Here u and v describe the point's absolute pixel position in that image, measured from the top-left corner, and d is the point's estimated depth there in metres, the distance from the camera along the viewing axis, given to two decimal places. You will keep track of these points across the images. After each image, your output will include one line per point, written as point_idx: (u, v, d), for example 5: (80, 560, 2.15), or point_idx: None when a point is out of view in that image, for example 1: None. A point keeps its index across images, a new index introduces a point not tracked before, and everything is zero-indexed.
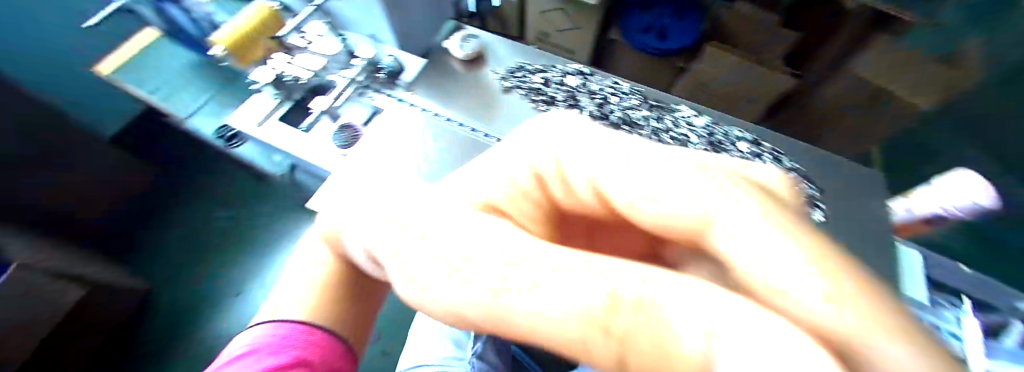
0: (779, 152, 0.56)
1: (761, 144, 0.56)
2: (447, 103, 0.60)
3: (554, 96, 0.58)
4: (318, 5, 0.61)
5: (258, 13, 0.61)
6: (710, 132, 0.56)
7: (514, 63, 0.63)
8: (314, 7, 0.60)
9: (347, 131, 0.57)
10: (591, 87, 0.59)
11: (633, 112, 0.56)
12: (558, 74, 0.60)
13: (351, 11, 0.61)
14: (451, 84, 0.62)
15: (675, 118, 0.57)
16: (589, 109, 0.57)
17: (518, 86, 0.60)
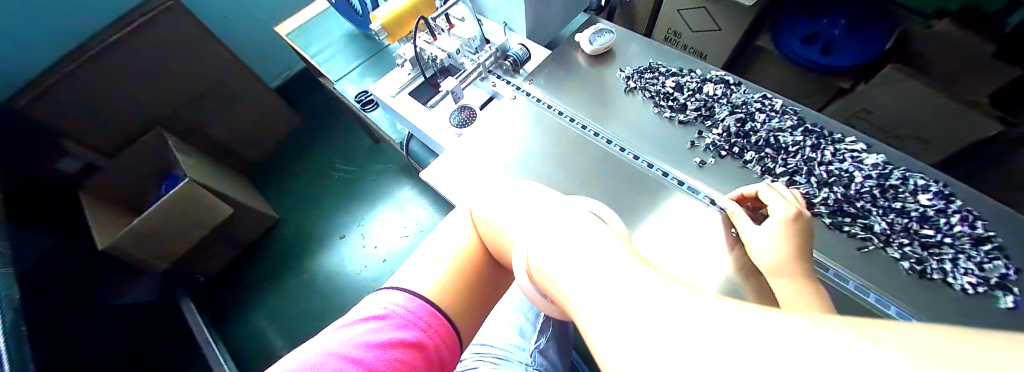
0: (978, 216, 0.42)
1: (955, 202, 0.43)
2: (559, 97, 0.59)
3: (677, 104, 0.53)
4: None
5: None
6: (877, 174, 0.44)
7: (646, 62, 0.58)
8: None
9: (470, 118, 0.60)
10: (734, 100, 0.51)
11: (774, 135, 0.48)
12: (687, 79, 0.55)
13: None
14: (572, 76, 0.61)
15: (828, 144, 0.47)
16: (715, 125, 0.50)
17: (636, 89, 0.56)
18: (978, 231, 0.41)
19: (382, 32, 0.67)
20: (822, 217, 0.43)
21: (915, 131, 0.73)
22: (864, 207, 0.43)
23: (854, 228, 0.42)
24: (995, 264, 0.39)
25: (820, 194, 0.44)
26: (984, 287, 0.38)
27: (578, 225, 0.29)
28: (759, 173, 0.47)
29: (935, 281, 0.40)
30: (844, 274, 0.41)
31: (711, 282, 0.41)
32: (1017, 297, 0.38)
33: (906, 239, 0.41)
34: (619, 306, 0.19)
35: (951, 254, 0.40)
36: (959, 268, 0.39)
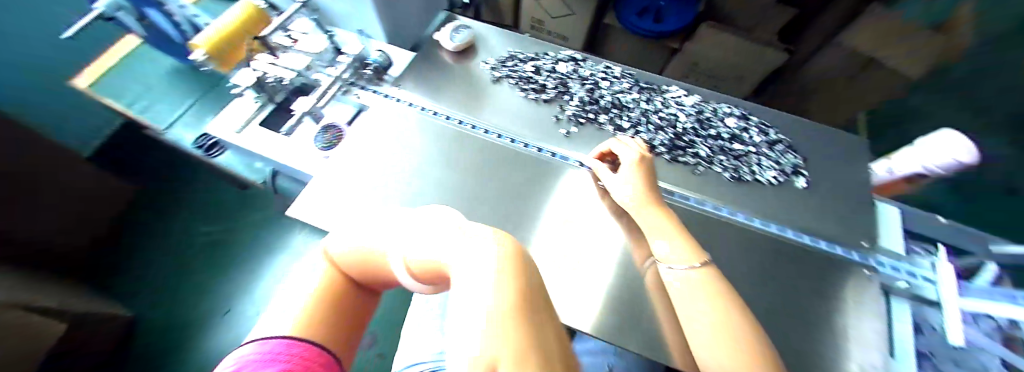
0: (767, 125, 0.57)
1: (749, 119, 0.57)
2: (434, 98, 0.60)
3: (539, 86, 0.59)
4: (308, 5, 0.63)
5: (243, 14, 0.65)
6: (693, 111, 0.57)
7: (503, 50, 0.62)
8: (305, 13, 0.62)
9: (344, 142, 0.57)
10: (583, 74, 0.59)
11: (618, 96, 0.57)
12: (544, 62, 0.61)
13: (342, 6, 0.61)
14: (441, 73, 0.61)
15: (658, 96, 0.58)
16: (573, 98, 0.58)
17: (502, 79, 0.60)
18: (769, 136, 0.55)
19: (201, 58, 0.61)
20: (664, 155, 0.53)
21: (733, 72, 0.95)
22: (691, 139, 0.54)
23: (689, 156, 0.53)
24: (782, 158, 0.54)
25: (659, 136, 0.54)
26: (784, 177, 0.53)
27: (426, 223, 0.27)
28: (614, 130, 0.55)
29: (749, 182, 0.53)
30: (695, 196, 0.51)
31: (605, 234, 0.50)
32: (807, 178, 0.53)
33: (725, 156, 0.53)
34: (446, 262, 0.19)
35: (753, 159, 0.54)
36: (759, 167, 0.53)
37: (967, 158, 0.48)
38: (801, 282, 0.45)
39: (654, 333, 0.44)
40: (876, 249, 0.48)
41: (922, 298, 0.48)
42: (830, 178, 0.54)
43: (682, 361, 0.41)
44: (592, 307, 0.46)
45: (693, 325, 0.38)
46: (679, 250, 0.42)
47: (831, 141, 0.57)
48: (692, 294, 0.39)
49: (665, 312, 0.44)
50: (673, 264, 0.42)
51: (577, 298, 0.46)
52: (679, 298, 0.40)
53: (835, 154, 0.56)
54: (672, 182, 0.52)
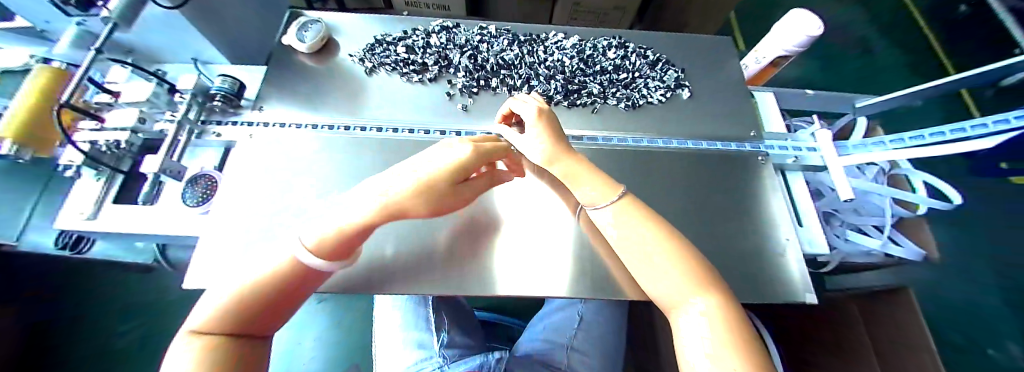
0: (643, 49, 0.60)
1: (627, 47, 0.60)
2: (310, 106, 0.54)
3: (419, 65, 0.56)
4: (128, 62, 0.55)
5: (37, 82, 0.56)
6: (576, 52, 0.58)
7: (372, 39, 0.60)
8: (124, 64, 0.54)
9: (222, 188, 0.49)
10: (460, 43, 0.58)
11: (500, 56, 0.57)
12: (419, 41, 0.59)
13: (171, 37, 0.54)
14: (309, 81, 0.56)
15: (539, 46, 0.59)
16: (457, 69, 0.56)
17: (380, 68, 0.57)
18: (648, 58, 0.59)
19: (23, 149, 0.53)
20: (562, 102, 0.53)
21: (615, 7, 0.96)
22: (580, 78, 0.55)
23: (584, 94, 0.54)
24: (666, 75, 0.57)
25: (552, 85, 0.54)
26: (671, 92, 0.56)
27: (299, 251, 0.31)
28: (504, 89, 0.55)
29: (645, 106, 0.55)
30: (602, 135, 0.51)
31: (528, 196, 0.49)
32: (689, 88, 0.57)
33: (615, 87, 0.55)
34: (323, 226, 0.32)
35: (640, 82, 0.56)
36: (648, 89, 0.56)
37: (817, 32, 0.51)
38: (714, 183, 0.49)
39: (605, 278, 0.43)
40: (762, 136, 0.53)
41: (810, 166, 0.52)
42: (711, 82, 0.58)
43: (633, 294, 0.42)
44: (540, 274, 0.42)
45: (632, 254, 0.38)
46: (599, 190, 0.42)
47: (704, 49, 0.62)
48: (625, 226, 0.39)
49: (606, 254, 0.44)
50: (602, 205, 0.41)
51: (523, 273, 0.42)
52: (615, 236, 0.40)
53: (710, 60, 0.61)
54: (578, 125, 0.52)
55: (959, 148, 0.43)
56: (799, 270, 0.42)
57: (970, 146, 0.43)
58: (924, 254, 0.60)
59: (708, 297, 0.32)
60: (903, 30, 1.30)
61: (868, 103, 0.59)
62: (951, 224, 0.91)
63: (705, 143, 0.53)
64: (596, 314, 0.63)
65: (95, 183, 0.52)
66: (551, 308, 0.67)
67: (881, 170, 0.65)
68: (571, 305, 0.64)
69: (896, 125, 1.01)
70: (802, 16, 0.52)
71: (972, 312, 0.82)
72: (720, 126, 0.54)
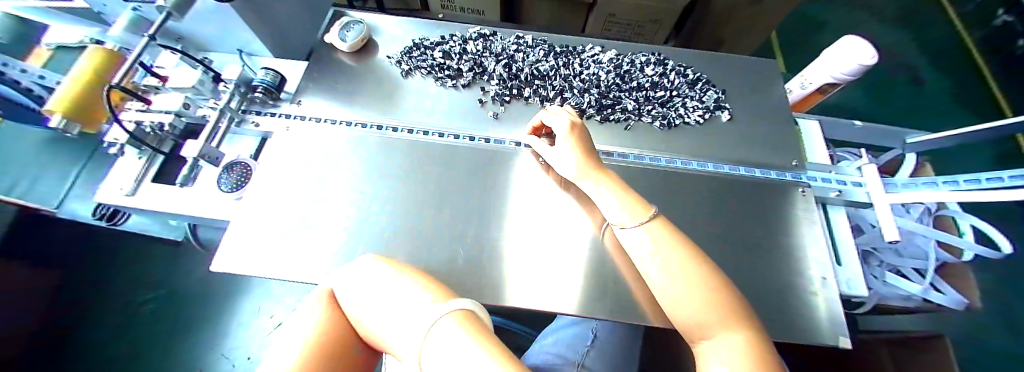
0: (681, 67, 0.59)
1: (665, 65, 0.59)
2: (345, 103, 0.55)
3: (454, 71, 0.57)
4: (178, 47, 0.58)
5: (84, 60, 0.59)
6: (612, 66, 0.57)
7: (409, 41, 0.61)
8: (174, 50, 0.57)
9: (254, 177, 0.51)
10: (496, 51, 0.59)
11: (535, 66, 0.57)
12: (456, 46, 0.59)
13: (221, 29, 0.56)
14: (347, 78, 0.57)
15: (575, 58, 0.58)
16: (491, 76, 0.56)
17: (416, 71, 0.57)
18: (687, 78, 0.58)
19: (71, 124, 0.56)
20: (595, 117, 0.53)
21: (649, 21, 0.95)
22: (616, 93, 0.54)
23: (618, 110, 0.53)
24: (703, 96, 0.56)
25: (586, 98, 0.54)
26: (708, 114, 0.54)
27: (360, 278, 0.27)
28: (537, 100, 0.55)
29: (679, 126, 0.54)
30: (634, 152, 0.50)
31: (554, 208, 0.48)
32: (729, 111, 0.55)
33: (651, 105, 0.54)
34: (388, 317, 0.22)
35: (678, 102, 0.55)
36: (685, 109, 0.54)
37: (870, 61, 0.49)
38: (749, 210, 0.47)
39: (628, 300, 0.42)
40: (804, 166, 0.51)
41: (855, 202, 0.49)
42: (751, 105, 0.56)
43: (654, 319, 0.40)
44: (563, 288, 0.42)
45: (660, 279, 0.36)
46: (630, 210, 0.41)
47: (743, 71, 0.61)
48: (653, 249, 0.38)
49: (629, 274, 0.44)
50: (630, 224, 0.40)
51: (542, 285, 0.42)
52: (641, 257, 0.39)
53: (749, 82, 0.59)
54: (609, 141, 0.51)
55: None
56: (835, 310, 0.40)
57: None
58: (966, 302, 0.56)
59: (737, 336, 0.30)
60: (951, 62, 1.23)
61: (921, 139, 0.56)
62: (993, 271, 0.85)
63: (740, 168, 0.51)
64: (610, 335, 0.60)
65: (138, 161, 0.55)
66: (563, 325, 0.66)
67: (925, 209, 0.61)
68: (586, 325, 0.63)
69: (939, 161, 0.96)
70: (854, 44, 0.50)
71: (1016, 369, 0.76)
72: (756, 152, 0.52)
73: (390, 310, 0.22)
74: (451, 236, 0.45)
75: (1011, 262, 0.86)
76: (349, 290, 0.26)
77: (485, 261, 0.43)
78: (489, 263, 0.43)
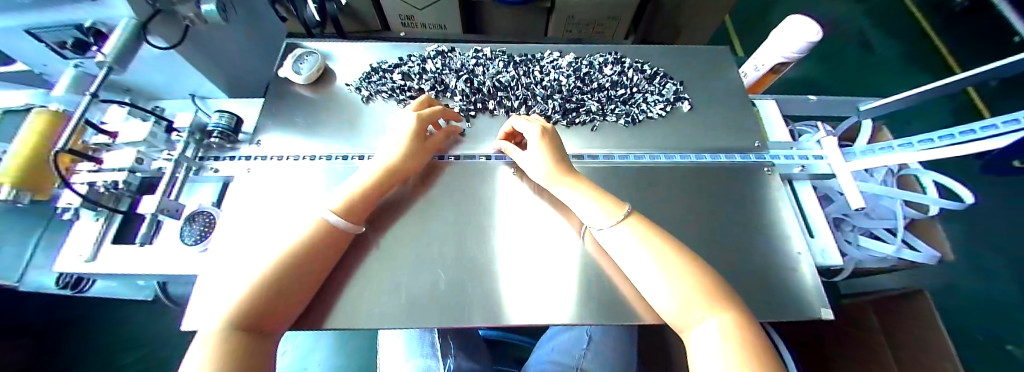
0: (639, 64, 0.60)
1: (623, 62, 0.60)
2: (308, 137, 0.54)
3: (415, 91, 0.57)
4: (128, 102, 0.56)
5: (35, 121, 0.54)
6: (571, 70, 0.58)
7: (367, 67, 0.60)
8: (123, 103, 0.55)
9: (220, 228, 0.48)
10: (455, 67, 0.58)
11: (496, 78, 0.57)
12: (415, 66, 0.59)
13: (167, 76, 0.54)
14: (306, 112, 0.56)
15: (535, 65, 0.59)
16: (454, 92, 0.56)
17: (377, 95, 0.57)
18: (646, 72, 0.59)
19: (20, 193, 0.51)
20: (561, 122, 0.53)
21: (609, 21, 0.97)
22: (578, 97, 0.55)
23: (582, 113, 0.53)
24: (664, 89, 0.57)
25: (549, 104, 0.54)
26: (670, 106, 0.55)
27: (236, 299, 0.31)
28: (502, 112, 0.55)
29: (644, 121, 0.54)
30: (604, 152, 0.51)
31: (533, 219, 0.48)
32: (689, 101, 0.56)
33: (614, 104, 0.55)
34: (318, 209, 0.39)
35: (639, 97, 0.55)
36: (647, 104, 0.55)
37: (815, 38, 0.51)
38: (720, 195, 0.48)
39: (614, 302, 0.42)
40: (767, 145, 0.53)
41: (818, 175, 0.51)
42: (711, 92, 0.58)
43: (645, 315, 0.40)
44: (550, 298, 0.41)
45: (643, 275, 0.36)
46: (605, 209, 0.41)
47: (699, 59, 0.62)
48: (633, 246, 0.38)
49: (614, 274, 0.44)
50: (607, 225, 0.40)
51: (528, 297, 0.41)
52: (622, 256, 0.38)
53: (707, 69, 0.61)
54: (579, 144, 0.52)
55: (970, 150, 0.42)
56: (814, 281, 0.41)
57: (980, 148, 0.42)
58: (940, 256, 0.58)
59: (718, 317, 0.31)
60: (897, 25, 1.30)
61: (873, 106, 0.59)
62: (960, 220, 0.89)
63: (708, 156, 0.52)
64: (604, 333, 0.60)
65: (93, 224, 0.52)
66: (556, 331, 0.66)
67: (887, 171, 0.64)
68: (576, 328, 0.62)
69: (897, 122, 1.00)
70: (797, 23, 0.52)
71: (994, 311, 0.80)
72: (722, 137, 0.53)
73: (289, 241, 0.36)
74: (432, 260, 0.44)
75: (976, 209, 0.90)
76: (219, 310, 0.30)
77: (468, 282, 0.43)
78: (473, 284, 0.42)
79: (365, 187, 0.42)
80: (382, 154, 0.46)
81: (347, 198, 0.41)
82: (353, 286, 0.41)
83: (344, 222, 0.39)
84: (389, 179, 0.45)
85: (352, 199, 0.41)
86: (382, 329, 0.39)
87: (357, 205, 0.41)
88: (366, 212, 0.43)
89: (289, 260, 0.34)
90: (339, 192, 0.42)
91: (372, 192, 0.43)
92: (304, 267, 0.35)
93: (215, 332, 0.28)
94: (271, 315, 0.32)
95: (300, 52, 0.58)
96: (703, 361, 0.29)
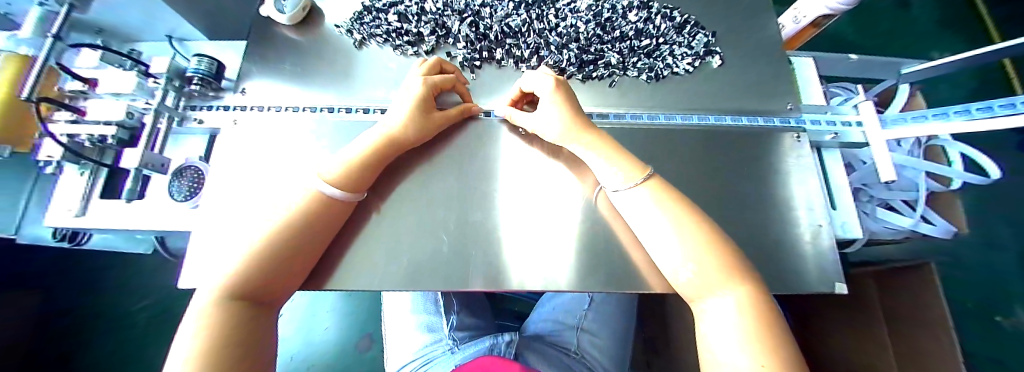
0: (668, 9, 0.54)
1: (650, 8, 0.53)
2: (299, 86, 0.49)
3: (415, 35, 0.51)
4: (99, 45, 0.50)
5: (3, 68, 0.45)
6: (591, 14, 0.52)
7: (360, 7, 0.53)
8: (93, 47, 0.49)
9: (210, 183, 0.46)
10: (458, 8, 0.52)
11: (505, 22, 0.51)
12: (413, 6, 0.53)
13: (134, 13, 0.48)
14: (295, 58, 0.51)
15: (549, 7, 0.52)
16: (457, 38, 0.51)
17: (372, 39, 0.51)
18: (674, 21, 0.52)
19: (4, 147, 0.46)
20: (576, 75, 0.49)
21: None
22: (599, 47, 0.50)
23: (600, 66, 0.49)
24: (693, 40, 0.51)
25: (564, 55, 0.49)
26: (699, 60, 0.50)
27: (230, 265, 0.28)
28: (512, 62, 0.50)
29: (667, 77, 0.49)
30: (617, 111, 0.47)
31: (543, 182, 0.45)
32: (719, 55, 0.51)
33: (636, 56, 0.50)
34: (311, 176, 0.36)
35: (664, 50, 0.50)
36: (673, 58, 0.50)
37: None
38: (744, 161, 0.45)
39: (624, 268, 0.40)
40: (799, 109, 0.48)
41: (850, 143, 0.47)
42: (743, 47, 0.52)
43: (652, 282, 0.39)
44: (555, 261, 0.40)
45: (656, 241, 0.34)
46: (621, 171, 0.38)
47: (733, 8, 0.55)
48: (648, 211, 0.35)
49: (623, 239, 0.42)
50: (623, 186, 0.37)
51: (533, 261, 0.40)
52: (636, 219, 0.36)
53: (740, 20, 0.54)
54: (595, 102, 0.47)
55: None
56: (831, 253, 0.40)
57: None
58: (955, 230, 0.57)
59: (737, 290, 0.29)
60: None
61: (916, 69, 0.53)
62: (977, 195, 0.87)
63: (735, 118, 0.48)
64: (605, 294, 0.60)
65: (78, 178, 0.49)
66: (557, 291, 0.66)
67: (917, 140, 0.60)
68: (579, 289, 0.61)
69: (928, 90, 0.94)
70: None
71: (996, 284, 0.80)
72: (752, 99, 0.49)
73: (279, 209, 0.33)
74: (435, 222, 0.42)
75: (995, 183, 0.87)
76: (213, 277, 0.28)
77: (474, 246, 0.41)
78: (478, 249, 0.41)
79: (367, 154, 0.39)
80: (385, 121, 0.41)
81: (346, 167, 0.37)
82: (358, 249, 0.40)
83: (343, 192, 0.36)
84: (389, 147, 0.41)
85: (350, 169, 0.37)
86: (384, 290, 0.38)
87: (357, 174, 0.38)
88: (369, 180, 0.40)
89: (290, 225, 0.32)
90: (336, 157, 0.38)
91: (373, 161, 0.39)
92: (306, 233, 0.33)
93: (211, 298, 0.26)
94: (273, 279, 0.30)
95: None
96: (715, 334, 0.28)
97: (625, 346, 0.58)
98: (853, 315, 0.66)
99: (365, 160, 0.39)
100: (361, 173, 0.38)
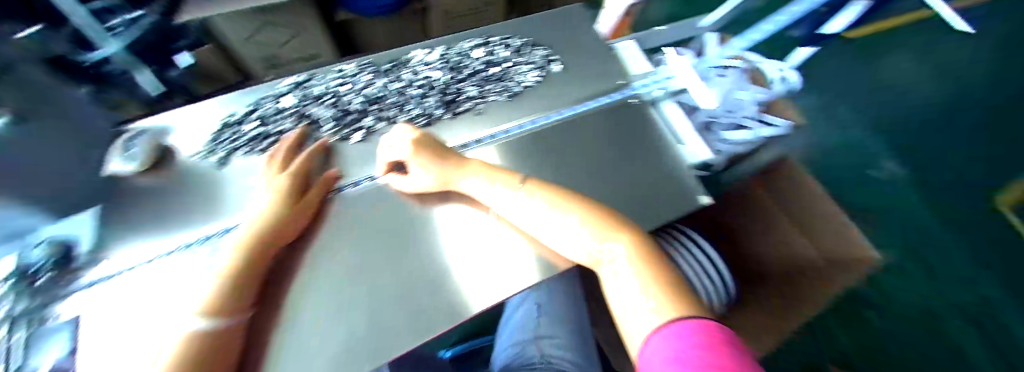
0: (506, 38, 0.62)
1: (491, 42, 0.62)
2: (172, 223, 0.46)
3: (282, 131, 0.53)
4: None
5: None
6: (442, 63, 0.59)
7: (220, 124, 0.54)
8: None
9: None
10: (318, 94, 0.56)
11: (369, 92, 0.56)
12: (276, 106, 0.55)
13: None
14: (160, 203, 0.48)
15: (406, 67, 0.58)
16: (325, 120, 0.54)
17: (239, 149, 0.52)
18: (513, 46, 0.61)
19: None
20: (444, 116, 0.55)
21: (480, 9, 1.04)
22: (455, 87, 0.57)
23: (463, 102, 0.56)
24: (533, 56, 0.61)
25: (427, 103, 0.56)
26: (543, 71, 0.60)
27: None
28: (384, 123, 0.54)
29: (522, 92, 0.58)
30: (485, 134, 0.53)
31: (447, 220, 0.49)
32: (558, 62, 0.61)
33: (489, 84, 0.58)
34: (170, 328, 0.28)
35: (511, 73, 0.59)
36: (521, 75, 0.59)
37: None
38: (601, 137, 0.53)
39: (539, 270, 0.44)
40: (629, 81, 0.60)
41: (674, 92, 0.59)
42: (575, 49, 0.62)
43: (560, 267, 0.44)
44: (486, 279, 0.44)
45: (553, 230, 0.40)
46: (504, 184, 0.43)
47: (558, 21, 0.67)
48: (543, 211, 0.40)
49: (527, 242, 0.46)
50: (511, 198, 0.42)
51: (468, 286, 0.43)
52: (536, 222, 0.41)
53: (567, 30, 0.65)
54: (471, 134, 0.54)
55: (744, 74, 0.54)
56: (691, 185, 0.48)
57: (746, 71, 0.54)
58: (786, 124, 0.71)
59: (625, 239, 0.35)
60: None
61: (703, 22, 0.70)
62: None
63: (585, 104, 0.57)
64: (551, 288, 0.65)
65: None
66: (514, 304, 0.68)
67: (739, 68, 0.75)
68: (532, 292, 0.66)
69: None
70: None
71: None
72: (593, 86, 0.59)
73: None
74: (361, 292, 0.41)
75: None
76: None
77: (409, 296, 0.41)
78: (418, 298, 0.41)
79: (233, 271, 0.33)
80: (251, 223, 0.37)
81: (213, 291, 0.31)
82: None
83: (221, 322, 0.29)
84: (263, 250, 0.37)
85: (219, 290, 0.31)
86: None
87: (233, 291, 0.31)
88: (248, 296, 0.33)
89: None
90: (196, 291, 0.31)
91: (250, 270, 0.34)
92: None
93: None
94: None
95: (133, 135, 0.51)
96: (620, 287, 0.33)
97: (585, 334, 0.63)
98: (747, 209, 0.79)
99: (245, 273, 0.34)
100: (240, 287, 0.33)
